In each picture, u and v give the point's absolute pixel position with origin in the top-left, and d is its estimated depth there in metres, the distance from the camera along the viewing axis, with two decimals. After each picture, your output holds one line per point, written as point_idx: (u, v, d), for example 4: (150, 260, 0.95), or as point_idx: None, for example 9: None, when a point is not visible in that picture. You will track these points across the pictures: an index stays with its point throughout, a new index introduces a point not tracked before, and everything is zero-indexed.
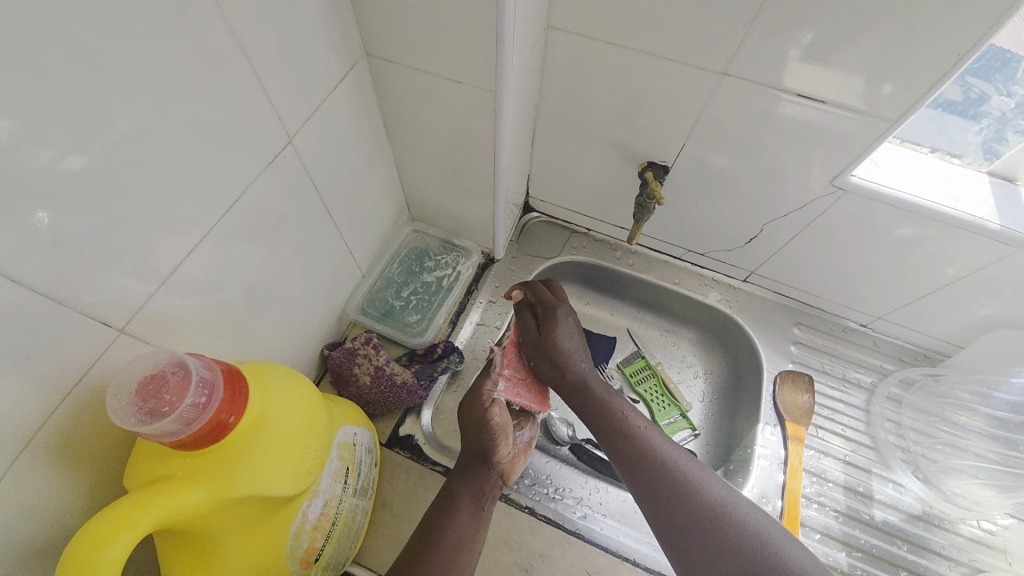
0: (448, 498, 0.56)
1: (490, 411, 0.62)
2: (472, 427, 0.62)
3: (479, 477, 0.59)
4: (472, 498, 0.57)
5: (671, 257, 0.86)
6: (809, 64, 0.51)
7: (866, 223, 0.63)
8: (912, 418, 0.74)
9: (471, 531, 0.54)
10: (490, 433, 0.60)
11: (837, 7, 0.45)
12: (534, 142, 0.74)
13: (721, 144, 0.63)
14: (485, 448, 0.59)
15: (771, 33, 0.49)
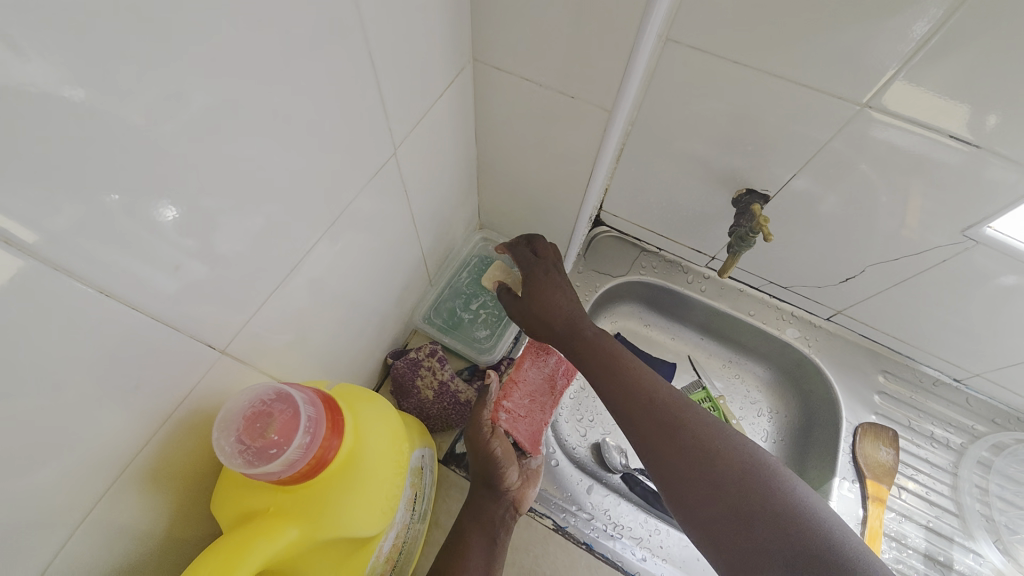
0: (459, 535, 0.52)
1: (491, 442, 0.55)
2: (475, 458, 0.56)
3: (483, 512, 0.53)
4: (481, 535, 0.52)
5: (746, 286, 0.80)
6: (967, 102, 0.45)
7: (993, 278, 0.57)
8: (999, 486, 0.68)
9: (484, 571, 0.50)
10: (495, 465, 0.54)
11: (1020, 42, 0.40)
12: (619, 157, 0.70)
13: (835, 179, 0.57)
14: (492, 478, 0.54)
15: (926, 67, 0.44)
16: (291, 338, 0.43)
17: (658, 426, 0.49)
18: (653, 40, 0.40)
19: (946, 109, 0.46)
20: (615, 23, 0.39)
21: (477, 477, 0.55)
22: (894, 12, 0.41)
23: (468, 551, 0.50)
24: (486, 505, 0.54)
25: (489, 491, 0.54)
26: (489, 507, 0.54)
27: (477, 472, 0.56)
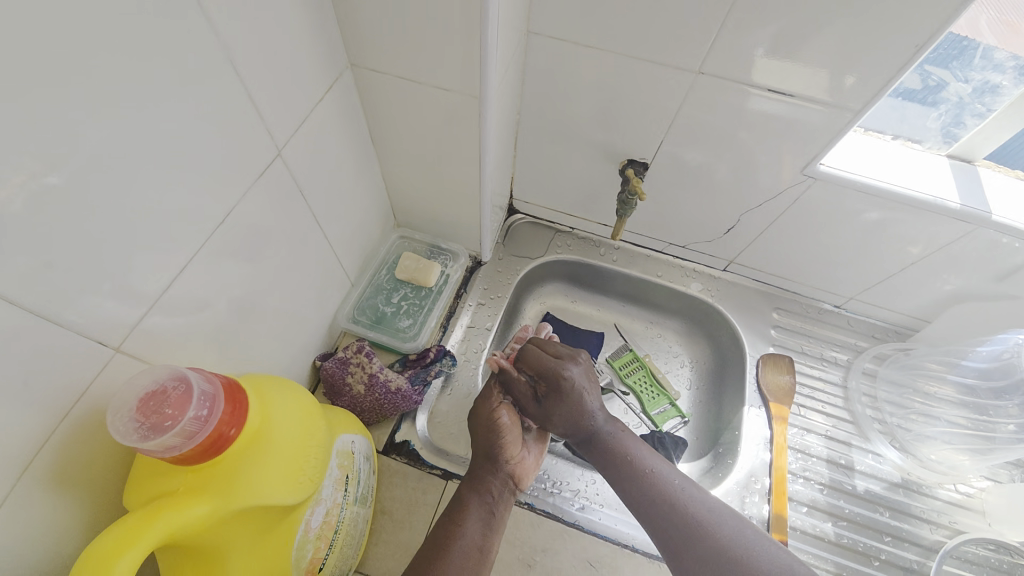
0: (459, 503, 0.56)
1: (497, 411, 0.62)
2: (479, 431, 0.62)
3: (482, 481, 0.58)
4: (483, 502, 0.56)
5: (652, 251, 0.88)
6: (779, 61, 0.53)
7: (838, 209, 0.66)
8: (886, 391, 0.77)
9: (480, 534, 0.53)
10: (497, 432, 0.60)
11: (803, 5, 0.48)
12: (517, 146, 0.76)
13: (698, 141, 0.65)
14: (493, 448, 0.59)
15: (740, 34, 0.51)
16: (201, 341, 0.44)
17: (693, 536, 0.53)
18: (498, 30, 0.45)
19: (765, 68, 0.54)
20: (462, 17, 0.44)
21: (480, 449, 0.61)
22: None
23: (467, 513, 0.54)
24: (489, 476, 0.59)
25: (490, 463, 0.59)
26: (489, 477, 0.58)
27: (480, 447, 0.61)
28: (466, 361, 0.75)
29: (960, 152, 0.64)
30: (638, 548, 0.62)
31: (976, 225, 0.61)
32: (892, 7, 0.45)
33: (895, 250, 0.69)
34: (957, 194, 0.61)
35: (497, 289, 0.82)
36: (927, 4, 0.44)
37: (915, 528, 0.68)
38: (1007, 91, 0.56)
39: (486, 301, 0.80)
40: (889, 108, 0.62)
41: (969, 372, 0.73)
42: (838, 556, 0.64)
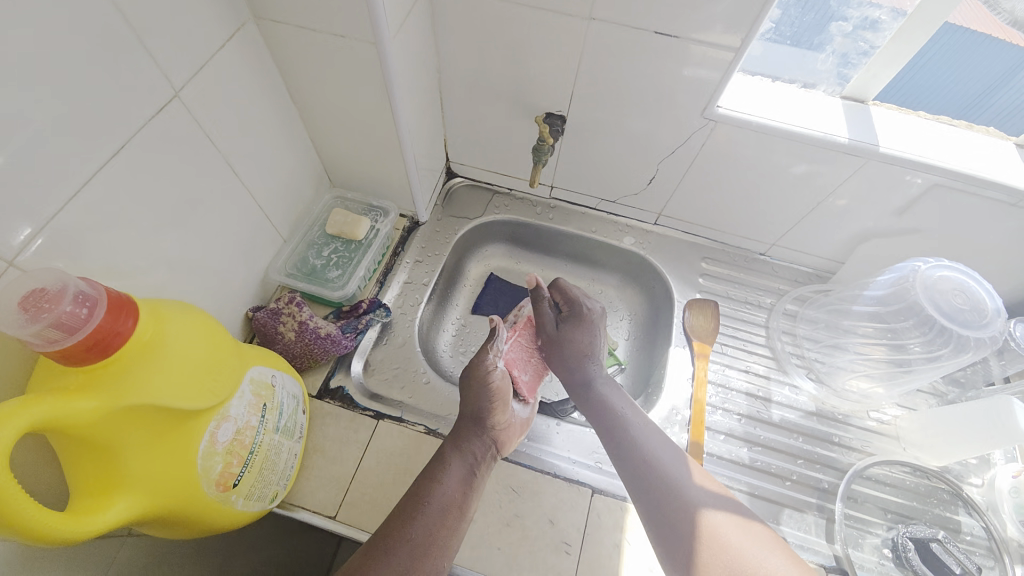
0: (441, 462, 0.57)
1: (491, 374, 0.65)
2: (468, 395, 0.64)
3: (467, 443, 0.60)
4: (463, 461, 0.58)
5: (586, 208, 0.92)
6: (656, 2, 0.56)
7: (742, 150, 0.70)
8: (806, 328, 0.81)
9: (459, 492, 0.55)
10: (490, 396, 0.63)
11: None
12: (443, 106, 0.79)
13: (604, 89, 0.68)
14: (484, 411, 0.62)
15: None
16: (105, 274, 0.47)
17: (639, 468, 0.58)
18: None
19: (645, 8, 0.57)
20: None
21: (470, 415, 0.63)
22: None
23: (449, 471, 0.56)
24: (473, 436, 0.61)
25: (478, 427, 0.61)
26: (473, 439, 0.60)
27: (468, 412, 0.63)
28: (402, 314, 0.79)
29: (853, 92, 0.67)
30: (558, 474, 0.66)
31: (867, 157, 0.64)
32: None
33: (801, 191, 0.73)
34: (847, 129, 0.65)
35: (435, 247, 0.87)
36: None
37: (833, 453, 0.71)
38: (886, 25, 0.60)
39: (422, 259, 0.85)
40: (789, 54, 0.67)
41: (870, 301, 0.73)
42: (751, 477, 0.68)
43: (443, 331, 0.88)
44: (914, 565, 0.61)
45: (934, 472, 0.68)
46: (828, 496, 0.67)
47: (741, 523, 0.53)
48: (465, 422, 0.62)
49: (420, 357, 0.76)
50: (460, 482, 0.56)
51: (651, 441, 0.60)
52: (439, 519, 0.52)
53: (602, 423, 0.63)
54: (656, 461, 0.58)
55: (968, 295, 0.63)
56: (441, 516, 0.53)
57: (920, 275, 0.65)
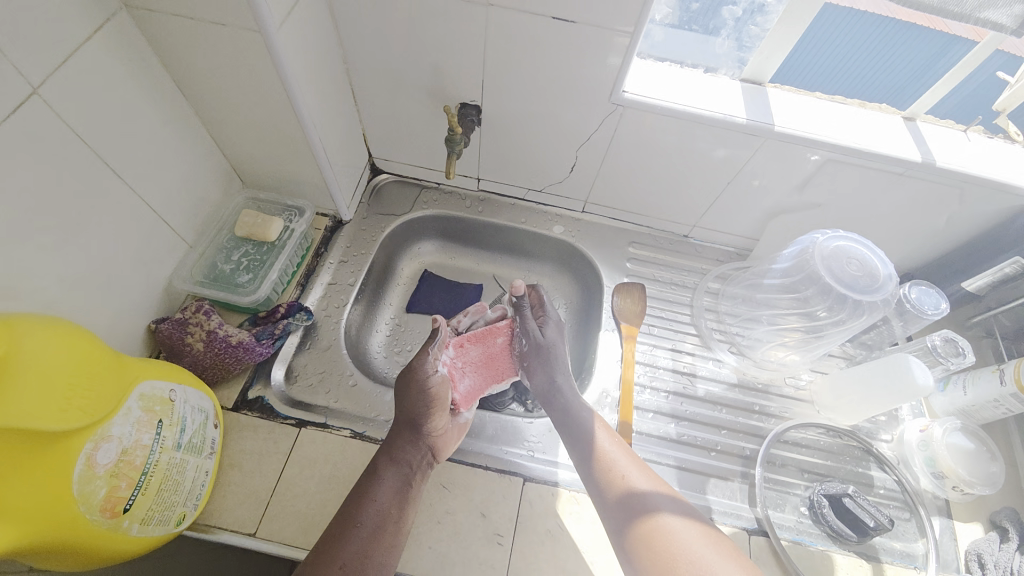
0: (374, 477, 0.56)
1: (431, 379, 0.63)
2: (403, 404, 0.61)
3: (402, 454, 0.58)
4: (397, 474, 0.56)
5: (515, 199, 0.92)
6: None
7: (652, 133, 0.72)
8: (727, 305, 0.84)
9: (393, 506, 0.54)
10: (428, 401, 0.61)
11: None
12: (357, 99, 0.76)
13: (515, 78, 0.68)
14: (420, 416, 0.60)
15: None
16: None
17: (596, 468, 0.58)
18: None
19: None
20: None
21: (406, 423, 0.60)
22: None
23: (382, 486, 0.55)
24: (409, 447, 0.59)
25: (414, 437, 0.59)
26: (408, 449, 0.58)
27: (404, 420, 0.60)
28: (326, 316, 0.76)
29: (751, 75, 0.70)
30: (491, 466, 0.65)
31: (766, 137, 0.67)
32: None
33: (715, 170, 0.75)
34: (745, 110, 0.67)
35: (364, 248, 0.84)
36: None
37: (755, 422, 0.74)
38: (772, 8, 0.64)
39: (348, 259, 0.82)
40: (695, 40, 0.70)
41: (778, 274, 0.78)
42: (679, 452, 0.70)
43: (376, 332, 0.86)
44: (828, 519, 0.64)
45: (846, 431, 0.73)
46: (751, 462, 0.70)
47: (694, 526, 0.52)
48: (401, 432, 0.59)
49: (347, 359, 0.73)
50: (393, 497, 0.55)
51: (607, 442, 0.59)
52: (372, 539, 0.51)
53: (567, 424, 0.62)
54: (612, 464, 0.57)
55: (862, 262, 0.67)
56: (373, 534, 0.52)
57: (817, 247, 0.69)
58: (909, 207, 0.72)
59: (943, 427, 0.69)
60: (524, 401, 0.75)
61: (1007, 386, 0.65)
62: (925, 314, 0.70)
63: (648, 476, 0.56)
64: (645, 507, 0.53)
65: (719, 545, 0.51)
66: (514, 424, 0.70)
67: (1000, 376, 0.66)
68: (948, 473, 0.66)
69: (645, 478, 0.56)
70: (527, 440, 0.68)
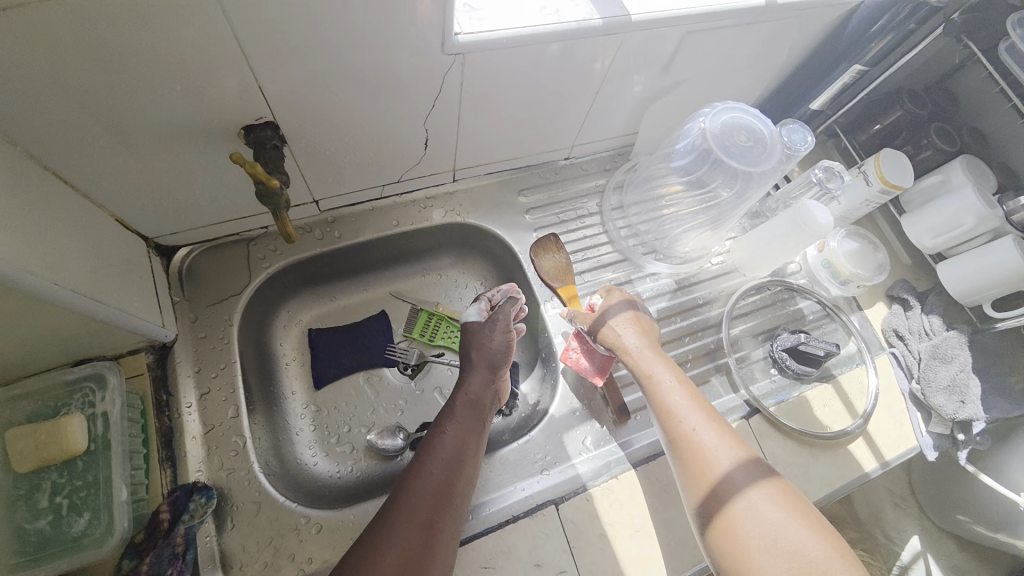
0: (452, 417, 0.59)
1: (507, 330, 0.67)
2: (472, 343, 0.67)
3: (471, 392, 0.62)
4: (467, 411, 0.60)
5: (371, 202, 0.73)
6: None
7: (505, 71, 0.58)
8: (633, 212, 0.81)
9: (462, 445, 0.56)
10: (503, 345, 0.66)
11: None
12: (70, 179, 0.48)
13: (307, 60, 0.47)
14: (495, 361, 0.65)
15: None
16: None
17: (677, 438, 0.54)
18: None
19: None
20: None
21: (478, 363, 0.65)
22: None
23: (456, 429, 0.57)
24: (477, 385, 0.63)
25: (485, 375, 0.63)
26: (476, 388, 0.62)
27: (474, 358, 0.65)
28: (230, 474, 0.56)
29: None
30: (518, 513, 0.58)
31: (624, 32, 0.58)
32: None
33: (579, 81, 0.64)
34: (594, 9, 0.56)
35: (216, 360, 0.61)
36: None
37: (702, 314, 0.77)
38: None
39: (208, 387, 0.60)
40: None
41: (682, 169, 0.74)
42: None
43: (298, 435, 0.68)
44: (790, 367, 0.71)
45: (770, 282, 0.79)
46: (718, 353, 0.74)
47: (775, 494, 0.49)
48: (473, 373, 0.64)
49: (290, 506, 0.56)
50: (466, 432, 0.57)
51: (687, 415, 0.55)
52: (453, 472, 0.53)
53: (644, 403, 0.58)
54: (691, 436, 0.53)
55: (749, 131, 0.66)
56: (455, 469, 0.54)
57: (708, 131, 0.65)
58: (760, 51, 0.71)
59: (836, 238, 0.78)
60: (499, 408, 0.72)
61: (874, 184, 0.73)
62: (799, 151, 0.73)
63: (729, 438, 0.53)
64: (722, 474, 0.50)
65: (804, 521, 0.47)
66: (513, 452, 0.63)
67: (866, 178, 0.74)
68: (850, 277, 0.76)
69: (726, 442, 0.53)
70: (534, 459, 0.63)
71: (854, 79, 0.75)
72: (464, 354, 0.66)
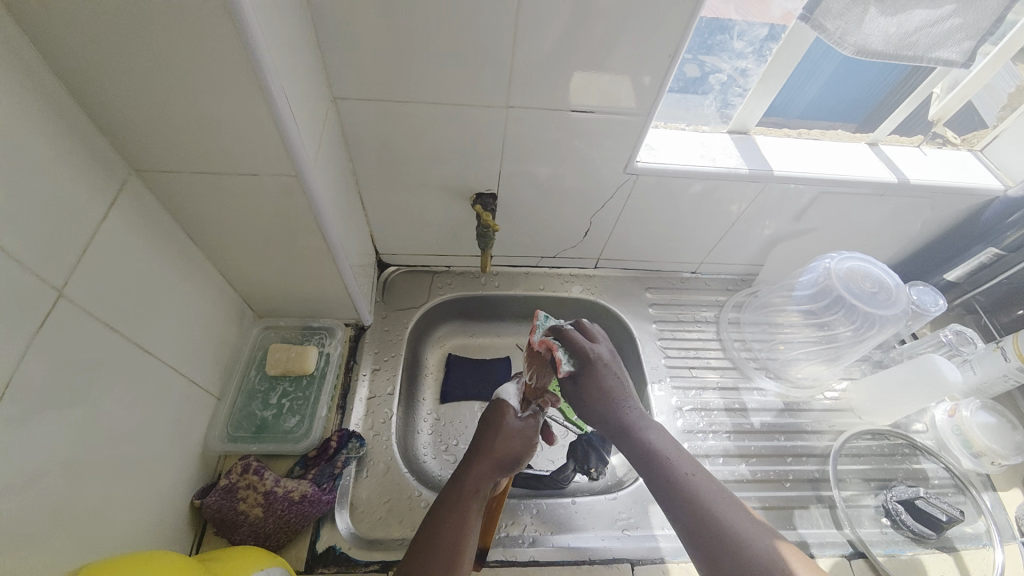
0: (459, 504, 0.54)
1: (519, 427, 0.63)
2: (489, 431, 0.62)
3: (476, 478, 0.57)
4: (472, 498, 0.55)
5: (529, 268, 0.92)
6: (579, 79, 0.60)
7: (666, 191, 0.75)
8: (750, 330, 0.89)
9: (465, 538, 0.52)
10: (519, 441, 0.62)
11: (567, 41, 0.56)
12: (365, 203, 0.75)
13: (535, 157, 0.70)
14: (507, 456, 0.60)
15: (522, 65, 0.58)
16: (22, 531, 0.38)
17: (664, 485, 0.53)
18: (278, 80, 0.44)
19: (557, 94, 0.61)
20: (244, 89, 0.42)
21: (491, 450, 0.60)
22: (476, 39, 0.55)
23: (462, 514, 0.53)
24: (484, 473, 0.58)
25: (494, 467, 0.59)
26: (485, 476, 0.57)
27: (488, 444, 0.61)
28: (375, 436, 0.71)
29: (736, 126, 0.77)
30: (595, 558, 0.62)
31: (767, 180, 0.73)
32: (631, 33, 0.55)
33: (721, 210, 0.79)
34: (744, 161, 0.73)
35: (389, 348, 0.80)
36: (656, 26, 0.55)
37: (807, 442, 0.78)
38: (753, 71, 0.70)
39: (380, 365, 0.78)
40: (675, 101, 0.75)
41: (802, 299, 0.81)
42: (757, 491, 0.72)
43: (418, 433, 0.80)
44: (907, 523, 0.66)
45: (889, 431, 0.77)
46: (821, 485, 0.73)
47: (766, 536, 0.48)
48: (479, 458, 0.59)
49: (409, 478, 0.68)
50: (470, 522, 0.53)
51: (684, 466, 0.54)
52: (453, 561, 0.49)
53: (630, 448, 0.58)
54: (685, 483, 0.53)
55: (873, 278, 0.74)
56: (453, 560, 0.50)
57: (831, 270, 0.75)
58: (891, 219, 0.81)
59: (969, 407, 0.74)
60: (587, 469, 0.76)
61: (1011, 361, 0.71)
62: (928, 310, 0.78)
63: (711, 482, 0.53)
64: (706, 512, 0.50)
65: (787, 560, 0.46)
66: (598, 503, 0.69)
67: (1002, 353, 0.72)
68: (983, 450, 0.71)
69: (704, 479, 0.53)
70: (617, 517, 0.67)
71: (990, 259, 0.80)
72: (478, 438, 0.62)
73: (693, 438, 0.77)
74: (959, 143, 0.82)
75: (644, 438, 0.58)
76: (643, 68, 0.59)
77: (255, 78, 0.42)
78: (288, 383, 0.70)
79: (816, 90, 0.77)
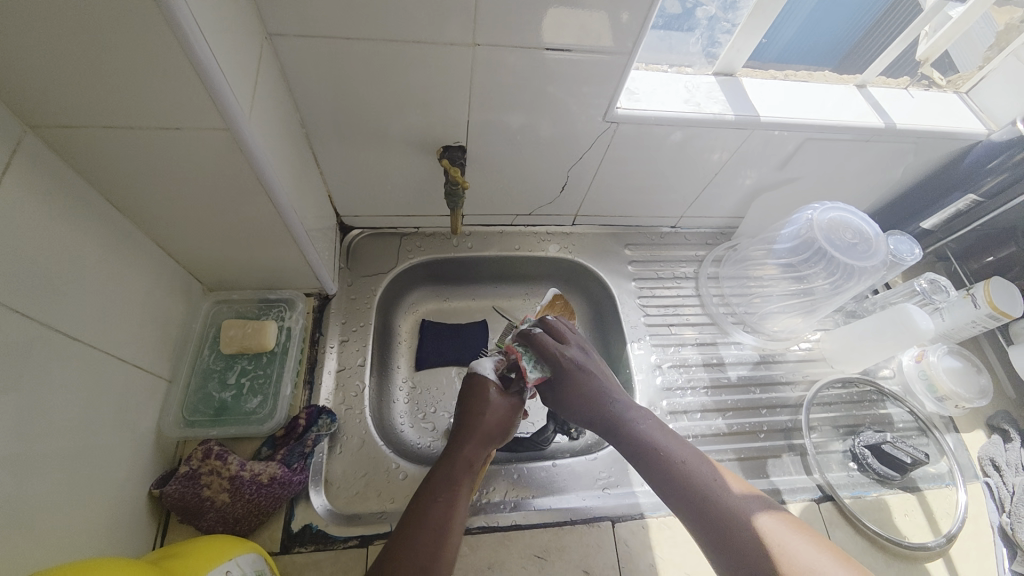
0: (449, 481, 0.53)
1: (499, 403, 0.60)
2: (471, 409, 0.59)
3: (464, 457, 0.55)
4: (461, 477, 0.53)
5: (502, 226, 0.87)
6: (555, 17, 0.53)
7: (646, 140, 0.70)
8: (728, 284, 0.88)
9: (456, 516, 0.50)
10: (504, 419, 0.60)
11: None
12: (319, 160, 0.68)
13: (506, 104, 0.63)
14: (489, 435, 0.58)
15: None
16: None
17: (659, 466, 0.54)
18: (191, 11, 0.36)
19: (529, 35, 0.55)
20: (147, 21, 0.34)
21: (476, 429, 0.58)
22: None
23: (455, 492, 0.52)
24: (472, 452, 0.56)
25: (479, 446, 0.57)
26: (475, 453, 0.56)
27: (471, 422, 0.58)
28: (347, 410, 0.68)
29: (722, 68, 0.71)
30: (576, 519, 0.63)
31: (752, 127, 0.69)
32: None
33: (704, 159, 0.75)
34: (729, 106, 0.68)
35: (358, 317, 0.76)
36: None
37: (782, 393, 0.79)
38: (744, 3, 0.64)
39: (348, 336, 0.74)
40: (658, 39, 0.69)
41: (783, 253, 0.80)
42: (732, 443, 0.73)
43: (394, 402, 0.77)
44: (872, 466, 0.69)
45: (858, 379, 0.79)
46: (794, 433, 0.75)
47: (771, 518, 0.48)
48: (467, 436, 0.57)
49: (386, 450, 0.66)
50: (458, 502, 0.52)
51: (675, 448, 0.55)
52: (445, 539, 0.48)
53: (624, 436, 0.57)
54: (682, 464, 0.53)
55: (855, 229, 0.72)
56: (444, 537, 0.48)
57: (814, 223, 0.73)
58: (873, 167, 0.79)
59: (936, 353, 0.76)
60: (568, 429, 0.75)
61: (981, 307, 0.73)
62: (904, 260, 0.77)
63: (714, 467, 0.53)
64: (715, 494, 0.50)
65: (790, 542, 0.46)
66: (579, 465, 0.69)
67: (973, 300, 0.74)
68: (947, 395, 0.74)
69: (699, 462, 0.53)
70: (598, 476, 0.68)
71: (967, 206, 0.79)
72: (461, 417, 0.59)
73: (672, 395, 0.77)
74: (945, 85, 0.79)
75: (639, 422, 0.57)
76: (621, 3, 0.52)
77: (163, 7, 0.34)
78: (246, 361, 0.66)
79: (808, 27, 0.72)
